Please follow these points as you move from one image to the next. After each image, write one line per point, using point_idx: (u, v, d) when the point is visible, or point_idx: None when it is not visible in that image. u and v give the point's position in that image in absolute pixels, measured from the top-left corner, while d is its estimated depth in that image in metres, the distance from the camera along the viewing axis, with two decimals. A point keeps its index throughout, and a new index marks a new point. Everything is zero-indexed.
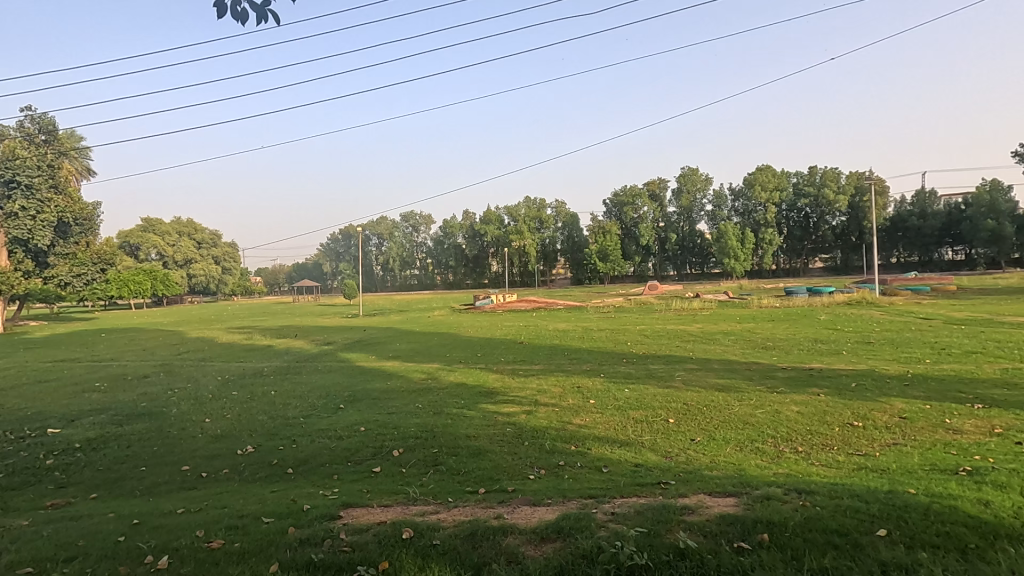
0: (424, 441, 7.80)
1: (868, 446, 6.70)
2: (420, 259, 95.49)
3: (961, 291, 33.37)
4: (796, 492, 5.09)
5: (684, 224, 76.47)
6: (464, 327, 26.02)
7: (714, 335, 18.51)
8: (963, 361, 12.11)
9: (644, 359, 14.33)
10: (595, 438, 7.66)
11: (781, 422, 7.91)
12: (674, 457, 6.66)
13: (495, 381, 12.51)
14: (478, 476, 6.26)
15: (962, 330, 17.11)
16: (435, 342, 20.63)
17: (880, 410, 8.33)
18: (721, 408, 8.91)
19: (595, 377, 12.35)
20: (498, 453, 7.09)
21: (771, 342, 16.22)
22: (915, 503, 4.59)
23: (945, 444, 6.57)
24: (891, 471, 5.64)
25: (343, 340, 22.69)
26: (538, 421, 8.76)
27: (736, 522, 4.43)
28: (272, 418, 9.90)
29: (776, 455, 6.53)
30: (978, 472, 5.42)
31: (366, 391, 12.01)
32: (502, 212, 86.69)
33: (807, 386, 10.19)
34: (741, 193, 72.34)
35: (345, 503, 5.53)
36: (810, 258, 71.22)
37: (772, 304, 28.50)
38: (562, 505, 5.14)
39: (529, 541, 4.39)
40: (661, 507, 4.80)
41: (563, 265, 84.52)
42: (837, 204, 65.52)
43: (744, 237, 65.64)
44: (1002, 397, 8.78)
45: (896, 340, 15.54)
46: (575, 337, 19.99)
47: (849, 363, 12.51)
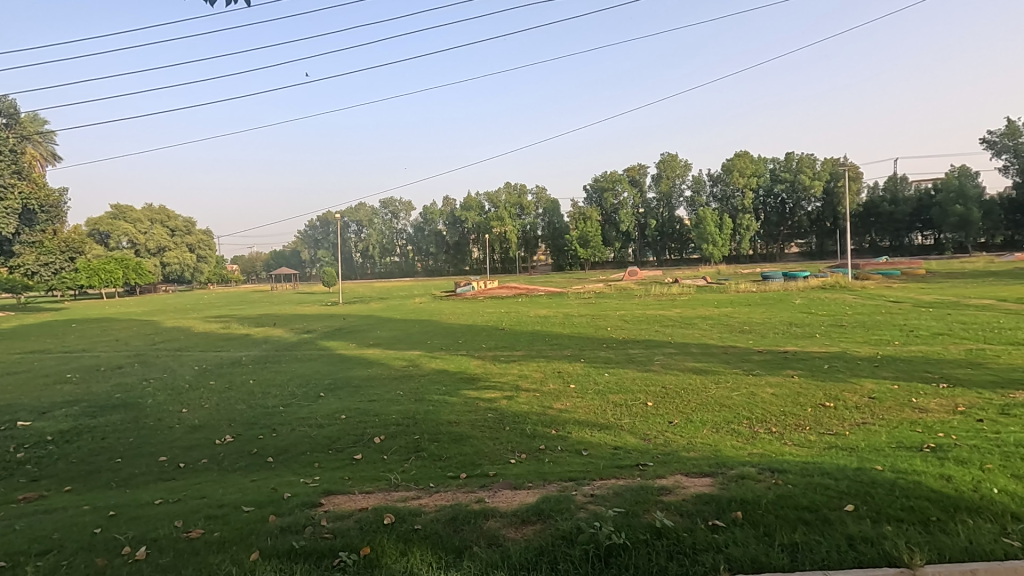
0: (405, 428, 7.81)
1: (839, 426, 6.91)
2: (401, 246, 94.74)
3: (930, 275, 34.35)
4: (769, 471, 5.25)
5: (664, 210, 76.72)
6: (446, 314, 26.07)
7: (693, 320, 18.84)
8: (930, 342, 12.53)
9: (624, 344, 14.56)
10: (575, 423, 7.74)
11: (756, 404, 8.10)
12: (652, 439, 6.79)
13: (478, 367, 12.51)
14: (460, 462, 6.31)
15: (929, 313, 17.62)
16: (417, 329, 20.65)
17: (850, 390, 8.61)
18: (698, 391, 9.10)
19: (575, 362, 12.47)
20: (481, 439, 7.14)
21: (748, 326, 16.61)
22: (882, 480, 4.75)
23: (911, 423, 6.81)
24: (860, 450, 5.83)
25: (323, 328, 22.49)
26: (519, 406, 8.85)
27: (711, 501, 4.56)
28: (252, 408, 9.82)
29: (751, 435, 6.70)
30: (941, 449, 5.63)
31: (347, 379, 11.96)
32: (482, 198, 86.82)
33: (782, 369, 10.47)
34: (720, 179, 73.28)
35: (327, 491, 5.52)
36: (785, 244, 71.95)
37: (749, 289, 29.04)
38: (542, 488, 5.22)
39: (510, 524, 4.45)
40: (639, 488, 4.90)
41: (545, 251, 84.69)
42: (812, 189, 66.56)
43: (722, 223, 66.27)
44: (966, 376, 9.13)
45: (867, 323, 16.03)
46: (556, 323, 20.19)
47: (822, 345, 12.87)
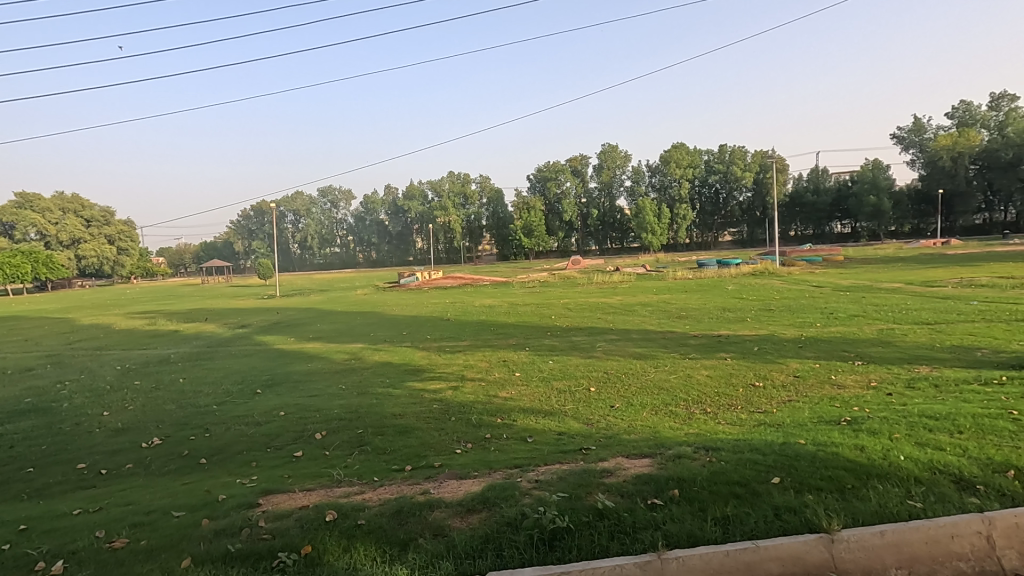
0: (348, 422, 7.64)
1: (767, 404, 7.33)
2: (342, 236, 92.00)
3: (847, 261, 36.86)
4: (704, 449, 5.50)
5: (605, 199, 78.41)
6: (390, 305, 25.65)
7: (633, 306, 19.41)
8: (848, 323, 13.48)
9: (567, 332, 14.82)
10: (520, 410, 7.83)
11: (692, 386, 8.47)
12: (594, 423, 6.97)
13: (423, 358, 12.39)
14: (405, 454, 6.24)
15: (847, 296, 18.92)
16: (359, 321, 20.20)
17: (777, 370, 9.14)
18: (638, 375, 9.43)
19: (520, 350, 12.59)
20: (426, 430, 7.08)
21: (684, 312, 17.30)
22: (804, 452, 5.09)
23: (831, 399, 7.31)
24: (786, 426, 6.22)
25: (259, 323, 21.58)
26: (465, 396, 8.85)
27: (650, 481, 4.73)
28: (183, 408, 9.30)
29: (687, 416, 6.99)
30: (856, 421, 6.09)
31: (287, 374, 11.54)
32: (425, 186, 86.39)
33: (716, 351, 10.97)
34: (658, 170, 75.46)
35: (265, 491, 5.33)
36: (719, 233, 75.13)
37: (685, 275, 30.19)
38: (487, 477, 5.25)
39: (455, 514, 4.45)
40: (582, 472, 5.02)
41: (489, 241, 84.72)
42: (743, 180, 69.85)
43: (660, 212, 68.39)
44: (879, 354, 9.90)
45: (792, 307, 17.04)
46: (501, 312, 20.28)
47: (752, 329, 13.58)
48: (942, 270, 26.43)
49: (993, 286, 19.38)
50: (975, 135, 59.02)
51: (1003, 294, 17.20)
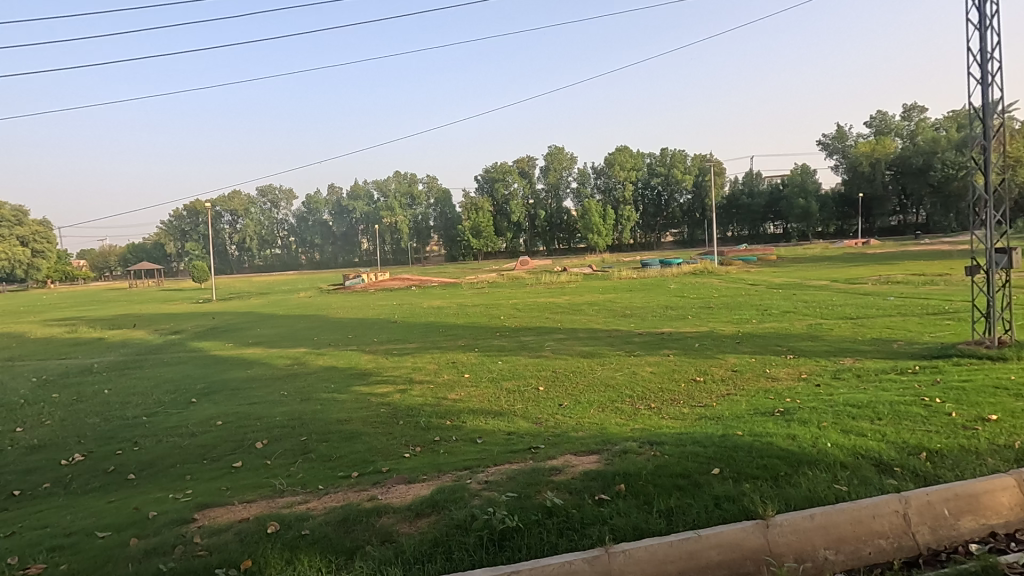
0: (291, 429, 7.37)
1: (707, 398, 7.63)
2: (283, 236, 88.62)
3: (779, 260, 38.89)
4: (649, 444, 5.67)
5: (552, 200, 79.38)
6: (334, 308, 24.96)
7: (581, 306, 19.73)
8: (781, 319, 14.21)
9: (516, 332, 14.89)
10: (470, 411, 7.80)
11: (637, 383, 8.71)
12: (544, 422, 7.04)
13: (370, 362, 12.13)
14: (351, 460, 6.09)
15: (780, 293, 19.97)
16: (303, 325, 19.54)
17: (717, 365, 9.53)
18: (586, 373, 9.60)
19: (469, 351, 12.54)
20: (373, 435, 6.94)
21: (629, 310, 17.74)
22: (741, 443, 5.33)
23: (766, 391, 7.69)
24: (725, 418, 6.50)
25: (194, 328, 20.52)
26: (413, 399, 8.73)
27: (598, 476, 4.82)
28: (108, 421, 8.69)
29: (632, 412, 7.17)
30: (789, 412, 6.44)
31: (224, 382, 11.00)
32: (370, 186, 85.05)
33: (659, 348, 11.31)
34: (603, 172, 77.15)
35: (201, 505, 5.07)
36: (661, 234, 77.40)
37: (630, 275, 31.00)
38: (436, 479, 5.21)
39: (404, 518, 4.38)
40: (531, 470, 5.06)
41: (437, 242, 84.00)
42: (683, 182, 72.53)
43: (606, 213, 69.87)
44: (808, 347, 10.50)
45: (730, 304, 17.81)
46: (450, 314, 20.12)
47: (693, 326, 14.10)
48: (863, 269, 28.32)
49: (907, 283, 20.94)
50: (890, 144, 63.82)
51: (916, 290, 18.64)
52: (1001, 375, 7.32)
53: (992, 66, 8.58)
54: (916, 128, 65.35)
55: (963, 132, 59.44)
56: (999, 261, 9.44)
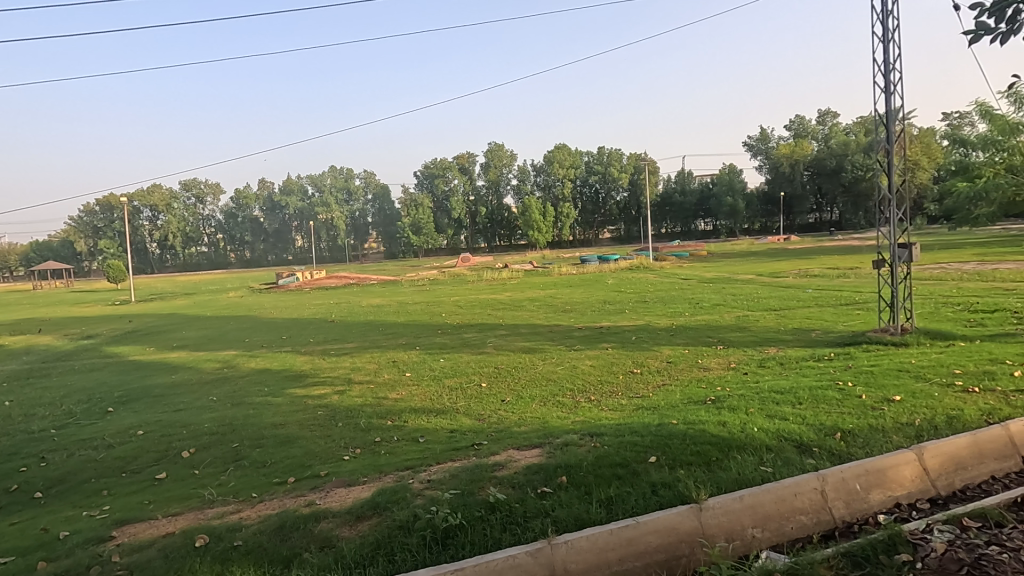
0: (221, 437, 7.00)
1: (644, 389, 7.90)
2: (209, 233, 83.92)
3: (709, 255, 40.80)
4: (589, 435, 5.79)
5: (492, 197, 79.56)
6: (267, 308, 23.92)
7: (522, 302, 19.89)
8: (712, 312, 14.90)
9: (458, 329, 14.81)
10: (411, 411, 7.68)
11: (577, 376, 8.89)
12: (486, 418, 7.04)
13: (305, 363, 11.70)
14: (287, 466, 5.86)
15: (710, 287, 20.94)
16: (232, 326, 18.58)
17: (652, 357, 9.88)
18: (527, 368, 9.69)
19: (410, 350, 12.35)
20: (311, 439, 6.71)
21: (570, 306, 18.06)
22: (676, 431, 5.55)
23: (699, 380, 8.04)
24: (661, 407, 6.75)
25: (110, 332, 19.07)
26: (352, 400, 8.49)
27: (539, 470, 4.89)
28: (8, 436, 7.92)
29: (573, 405, 7.32)
30: (719, 400, 6.77)
31: (145, 389, 10.29)
32: (304, 181, 82.18)
33: (599, 342, 11.59)
34: (542, 169, 78.08)
35: (120, 521, 4.73)
36: (599, 230, 79.05)
37: (569, 271, 31.55)
38: (377, 481, 5.10)
39: (344, 522, 4.26)
40: (474, 467, 5.06)
41: (375, 238, 82.31)
42: (619, 181, 74.72)
43: (546, 210, 70.54)
44: (737, 338, 11.08)
45: (665, 299, 18.49)
46: (389, 312, 19.74)
47: (631, 320, 14.53)
48: (784, 263, 30.21)
49: (823, 276, 22.49)
50: (808, 147, 68.20)
51: (830, 282, 20.09)
52: (905, 359, 8.00)
53: (895, 76, 9.32)
54: (829, 132, 70.29)
55: (870, 137, 64.46)
56: (902, 256, 10.30)
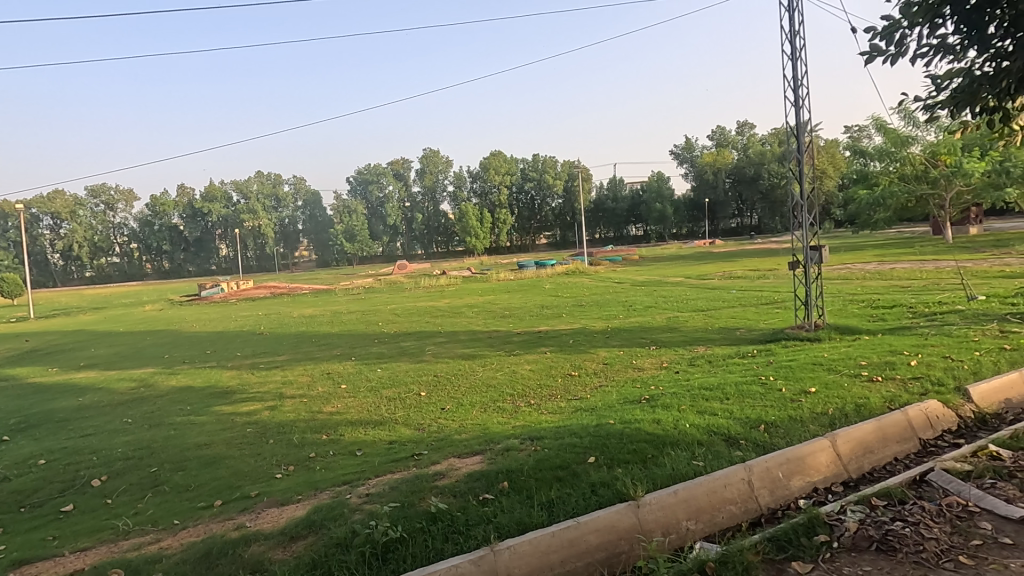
0: (138, 461, 6.50)
1: (581, 390, 8.07)
2: (122, 243, 77.84)
3: (640, 259, 42.37)
4: (530, 439, 5.83)
5: (429, 204, 78.90)
6: (189, 321, 22.52)
7: (460, 308, 19.81)
8: (644, 313, 15.46)
9: (395, 338, 14.55)
10: (347, 423, 7.45)
11: (517, 381, 8.95)
12: (426, 427, 6.94)
13: (232, 378, 11.08)
14: (213, 488, 5.51)
15: (642, 290, 21.72)
16: (150, 341, 17.32)
17: (589, 359, 10.12)
18: (467, 375, 9.65)
19: (345, 360, 11.99)
20: (239, 458, 6.36)
21: (508, 311, 18.19)
22: (613, 431, 5.70)
23: (634, 380, 8.31)
24: (599, 408, 6.91)
25: (3, 352, 17.24)
26: (284, 415, 8.13)
27: (481, 477, 4.87)
28: None
29: (513, 410, 7.36)
30: (653, 399, 7.01)
31: (48, 414, 9.37)
32: (228, 187, 77.77)
33: (537, 347, 11.72)
34: (478, 176, 78.50)
35: (16, 563, 4.27)
36: (536, 236, 80.02)
37: (507, 277, 31.80)
38: (313, 498, 4.91)
39: (277, 544, 4.06)
40: (414, 478, 4.97)
41: (307, 246, 79.62)
42: (554, 187, 76.17)
43: (483, 217, 70.68)
44: (668, 338, 11.55)
45: (600, 302, 19.02)
46: (323, 322, 19.11)
47: (568, 323, 14.82)
48: (710, 266, 31.79)
49: (745, 277, 23.87)
50: (728, 156, 72.33)
51: (751, 283, 21.38)
52: (818, 353, 8.64)
53: (803, 91, 10.03)
54: (747, 142, 74.76)
55: (783, 147, 69.19)
56: (813, 257, 11.09)
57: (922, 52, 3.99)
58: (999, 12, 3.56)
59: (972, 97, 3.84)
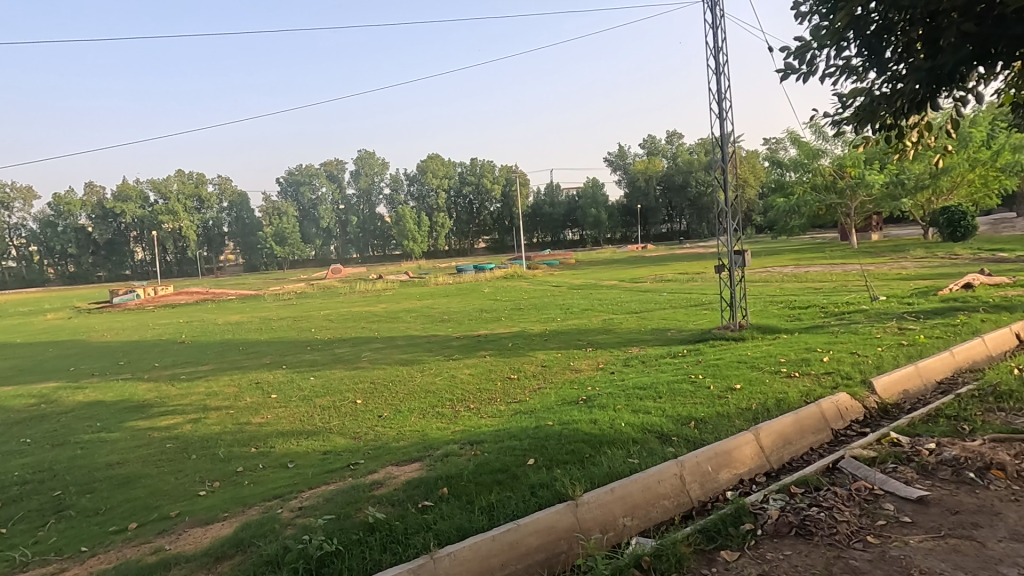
0: (39, 485, 5.91)
1: (521, 393, 8.13)
2: (19, 246, 70.72)
3: (576, 263, 43.34)
4: (469, 444, 5.81)
5: (364, 206, 77.11)
6: (100, 330, 20.79)
7: (398, 313, 19.46)
8: (582, 316, 15.78)
9: (330, 344, 14.08)
10: (279, 435, 7.12)
11: (456, 386, 8.88)
12: (362, 436, 6.76)
13: (149, 391, 10.31)
14: (128, 510, 5.11)
15: (579, 293, 22.19)
16: (53, 353, 15.84)
17: (528, 362, 10.22)
18: (405, 381, 9.47)
19: (276, 369, 11.47)
20: (158, 476, 5.93)
21: (446, 315, 18.06)
22: (551, 432, 5.78)
23: (572, 382, 8.46)
24: (537, 410, 6.98)
25: None
26: (208, 428, 7.66)
27: (420, 484, 4.80)
28: None
29: (453, 415, 7.29)
30: (590, 399, 7.17)
31: None
32: (144, 186, 72.23)
33: (477, 351, 11.69)
34: (415, 179, 78.55)
35: None
36: (474, 240, 79.74)
37: (446, 281, 31.54)
38: (241, 515, 4.66)
39: (201, 567, 3.82)
40: (350, 488, 4.82)
41: (233, 250, 76.09)
42: (492, 192, 76.26)
43: (421, 220, 69.68)
44: (605, 340, 11.85)
45: (538, 305, 19.25)
46: (251, 329, 18.18)
47: (507, 327, 14.89)
48: (642, 269, 32.95)
49: (675, 280, 24.92)
50: (659, 164, 75.34)
51: (681, 286, 22.33)
52: (742, 352, 9.14)
53: (727, 103, 10.58)
54: (676, 151, 78.20)
55: (710, 156, 72.83)
56: (737, 261, 11.72)
57: (830, 71, 4.31)
58: (894, 39, 3.93)
59: (873, 115, 4.19)
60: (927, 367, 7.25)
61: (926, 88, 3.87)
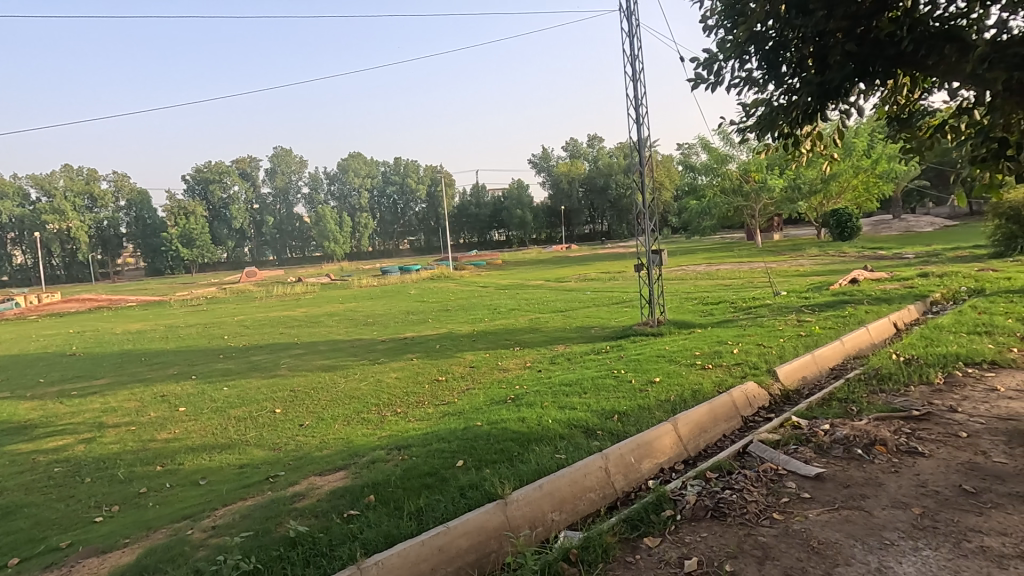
0: None
1: (449, 395, 8.07)
2: None
3: (503, 263, 43.67)
4: (396, 449, 5.69)
5: (281, 206, 73.77)
6: None
7: (319, 317, 18.71)
8: (509, 316, 15.90)
9: (246, 352, 13.28)
10: (188, 450, 6.63)
11: (382, 390, 8.66)
12: (282, 446, 6.44)
13: (32, 410, 9.23)
14: (6, 545, 4.54)
15: (506, 293, 22.38)
16: None
17: (456, 363, 10.16)
18: (328, 387, 9.12)
19: (184, 380, 10.65)
20: (44, 504, 5.33)
21: (371, 318, 17.60)
22: (480, 433, 5.78)
23: (500, 381, 8.50)
24: (466, 411, 6.96)
25: None
26: (105, 448, 6.97)
27: (345, 493, 4.64)
28: None
29: (379, 420, 7.11)
30: (518, 398, 7.24)
31: None
32: (23, 182, 64.99)
33: (404, 354, 11.47)
34: (336, 178, 76.72)
35: None
36: (400, 241, 77.87)
37: (370, 282, 30.73)
38: (145, 540, 4.29)
39: None
40: (269, 502, 4.58)
41: (133, 252, 70.53)
42: (417, 192, 75.23)
43: (342, 220, 67.45)
44: (532, 339, 12.00)
45: (465, 306, 19.21)
46: (154, 338, 16.78)
47: (434, 328, 14.74)
48: (566, 269, 33.80)
49: (597, 279, 25.73)
50: (581, 166, 77.58)
51: (604, 285, 23.08)
52: (660, 346, 9.58)
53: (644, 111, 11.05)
54: (597, 154, 80.85)
55: (628, 160, 75.92)
56: (655, 260, 12.26)
57: (733, 82, 4.61)
58: (789, 55, 4.27)
59: (772, 124, 4.53)
60: (822, 354, 7.97)
61: (817, 100, 4.24)
